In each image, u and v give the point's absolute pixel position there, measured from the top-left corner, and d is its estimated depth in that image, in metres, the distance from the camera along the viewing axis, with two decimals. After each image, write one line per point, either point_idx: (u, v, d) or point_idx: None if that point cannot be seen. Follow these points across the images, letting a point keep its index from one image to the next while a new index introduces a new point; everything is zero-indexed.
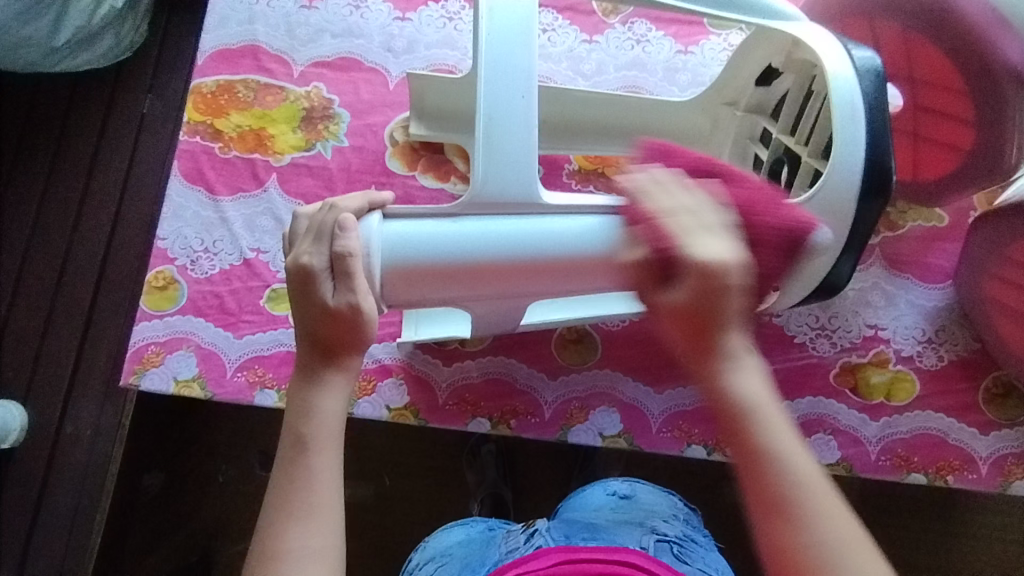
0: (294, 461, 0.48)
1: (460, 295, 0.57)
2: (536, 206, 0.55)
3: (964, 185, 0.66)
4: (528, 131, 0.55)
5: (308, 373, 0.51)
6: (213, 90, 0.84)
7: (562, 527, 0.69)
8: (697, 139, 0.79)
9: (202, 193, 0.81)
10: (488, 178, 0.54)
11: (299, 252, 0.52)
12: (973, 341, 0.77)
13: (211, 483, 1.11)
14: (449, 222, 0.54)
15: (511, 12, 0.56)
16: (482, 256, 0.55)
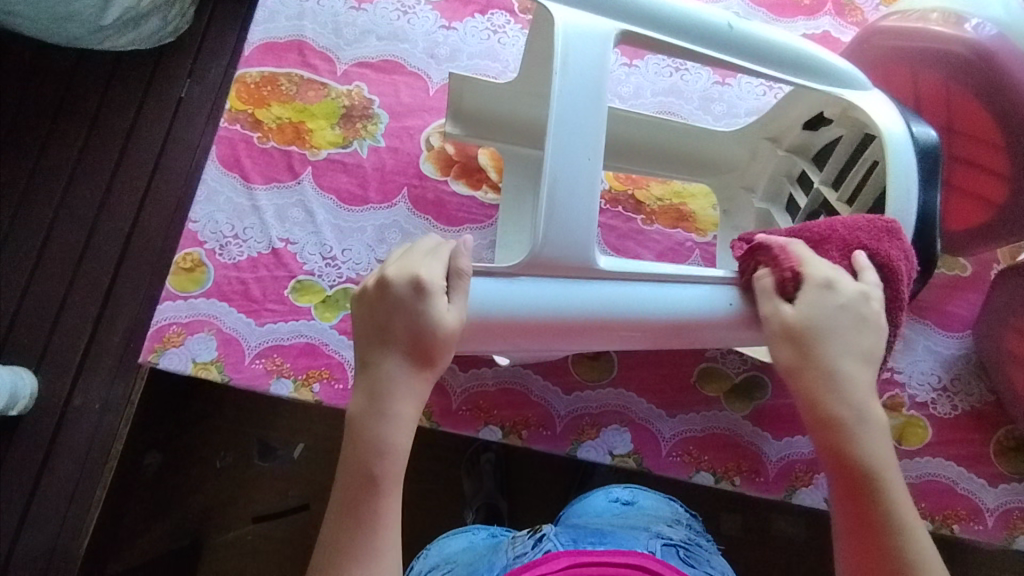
0: (363, 501, 0.51)
1: (522, 344, 0.60)
2: (590, 270, 0.58)
3: (994, 235, 0.67)
4: (589, 197, 0.56)
5: (380, 402, 0.53)
6: (257, 81, 0.85)
7: (569, 532, 0.72)
8: (734, 169, 0.81)
9: (237, 180, 0.82)
10: (548, 240, 0.56)
11: (415, 267, 0.54)
12: (988, 393, 0.77)
13: (209, 466, 1.11)
14: (507, 280, 0.58)
15: (585, 40, 0.58)
16: (539, 317, 0.58)
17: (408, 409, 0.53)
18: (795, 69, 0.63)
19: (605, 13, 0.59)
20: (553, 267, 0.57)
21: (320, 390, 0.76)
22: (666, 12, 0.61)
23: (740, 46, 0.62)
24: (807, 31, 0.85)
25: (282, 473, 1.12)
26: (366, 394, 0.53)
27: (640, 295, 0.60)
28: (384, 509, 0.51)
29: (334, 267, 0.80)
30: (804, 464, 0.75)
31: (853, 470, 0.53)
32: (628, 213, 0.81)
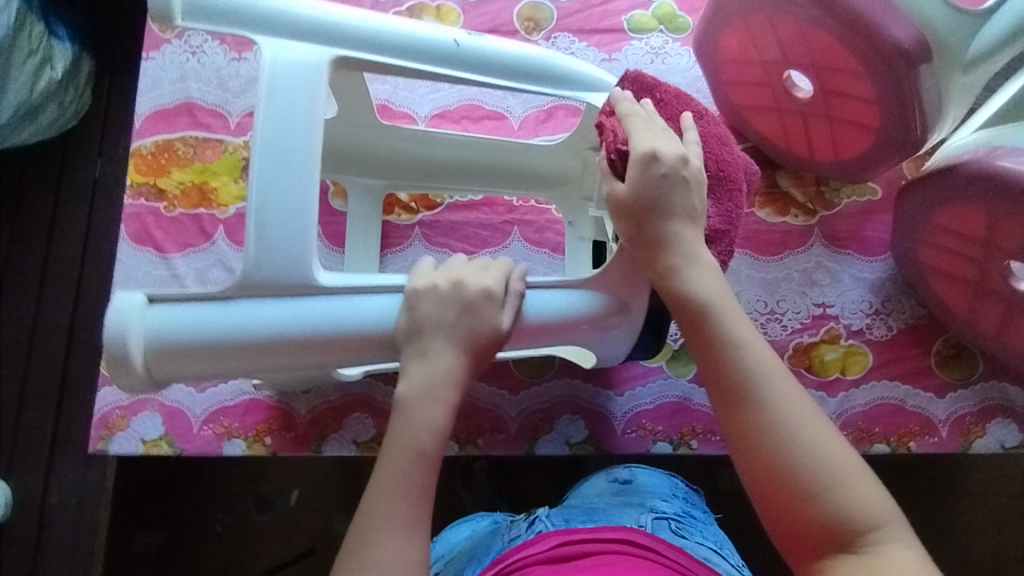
0: (394, 474, 0.51)
1: (220, 370, 0.56)
2: (307, 288, 0.55)
3: (881, 158, 0.67)
4: (304, 226, 0.55)
5: (425, 385, 0.54)
6: (153, 150, 0.85)
7: (563, 512, 0.69)
8: (570, 181, 0.79)
9: (151, 253, 0.82)
10: (259, 266, 0.54)
11: (479, 278, 0.57)
12: (919, 307, 0.79)
13: (209, 532, 1.06)
14: (218, 305, 0.54)
15: (296, 73, 0.56)
16: (245, 338, 0.54)
17: (455, 391, 0.55)
18: (534, 76, 0.63)
19: (311, 39, 0.57)
20: (266, 287, 0.54)
21: (273, 443, 0.76)
22: (420, 40, 0.60)
23: (472, 61, 0.61)
24: None
25: (282, 524, 1.07)
26: (419, 381, 0.54)
27: (368, 311, 0.56)
28: (418, 444, 0.52)
29: None
30: None
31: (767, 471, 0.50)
32: (541, 205, 0.84)
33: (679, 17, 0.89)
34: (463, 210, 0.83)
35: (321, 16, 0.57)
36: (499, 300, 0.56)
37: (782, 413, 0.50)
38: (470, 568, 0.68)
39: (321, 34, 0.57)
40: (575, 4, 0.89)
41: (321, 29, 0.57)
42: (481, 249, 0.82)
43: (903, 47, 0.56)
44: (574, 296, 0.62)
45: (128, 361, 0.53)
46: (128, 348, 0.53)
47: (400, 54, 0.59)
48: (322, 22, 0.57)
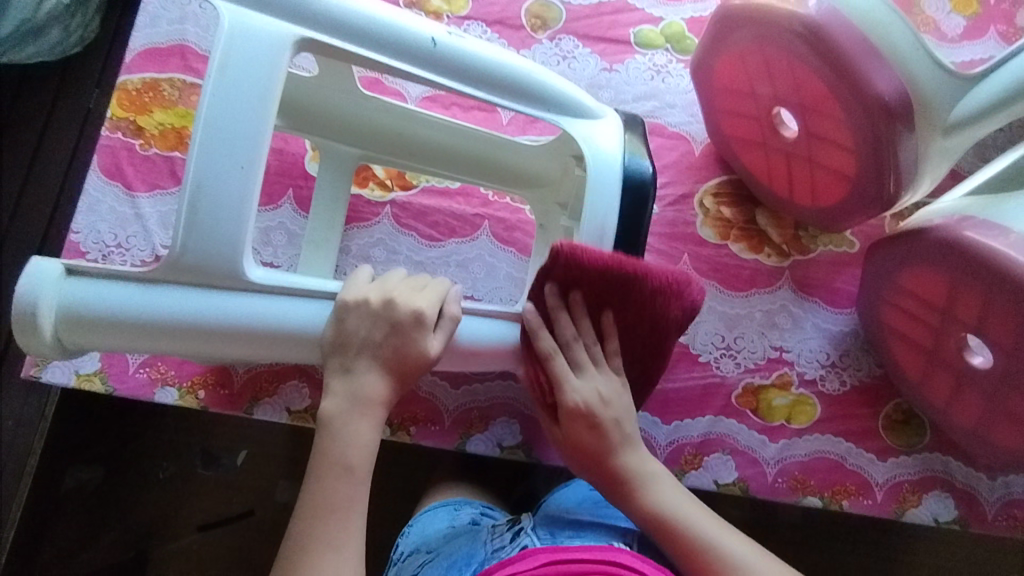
0: (329, 479, 0.55)
1: (132, 346, 0.58)
2: (235, 281, 0.56)
3: (856, 211, 0.66)
4: (241, 204, 0.54)
5: (353, 402, 0.58)
6: (138, 87, 0.84)
7: (546, 523, 0.67)
8: (547, 184, 0.78)
9: (119, 188, 0.81)
10: (188, 246, 0.54)
11: (412, 299, 0.60)
12: (876, 367, 0.78)
13: (151, 478, 1.05)
14: (139, 287, 0.55)
15: (255, 47, 0.55)
16: (163, 319, 0.56)
17: (378, 411, 0.58)
18: (509, 89, 0.63)
19: (279, 15, 0.56)
20: (193, 275, 0.55)
21: (206, 397, 0.75)
22: (398, 35, 0.59)
23: (448, 68, 0.61)
24: (695, 14, 0.89)
25: (224, 482, 1.06)
26: (343, 396, 0.58)
27: (297, 309, 0.58)
28: (344, 460, 0.56)
29: None
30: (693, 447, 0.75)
31: None
32: (516, 204, 0.83)
33: (687, 39, 0.88)
34: (437, 196, 0.82)
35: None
36: (429, 325, 0.59)
37: None
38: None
39: (290, 13, 0.56)
40: (585, 9, 0.88)
41: (294, 7, 0.56)
42: (448, 238, 0.81)
43: (885, 100, 0.55)
44: (505, 328, 0.65)
45: (35, 328, 0.54)
46: (37, 315, 0.54)
47: (381, 47, 0.59)
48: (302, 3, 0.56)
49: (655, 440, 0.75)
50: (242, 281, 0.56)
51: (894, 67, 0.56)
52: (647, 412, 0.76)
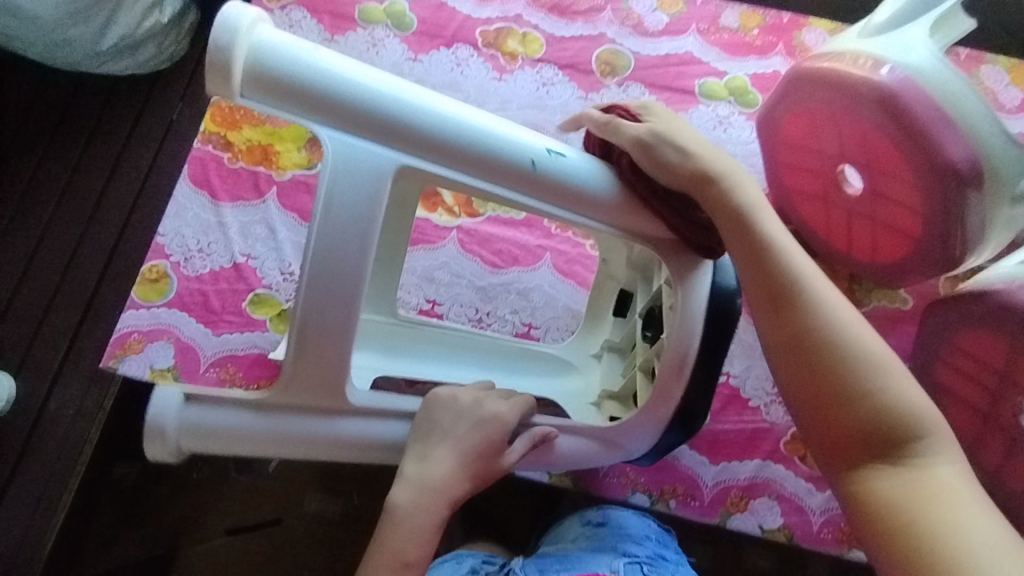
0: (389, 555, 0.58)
1: (240, 450, 0.62)
2: (340, 403, 0.61)
3: (916, 270, 0.67)
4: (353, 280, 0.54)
5: (423, 490, 0.61)
6: (231, 105, 0.90)
7: (537, 562, 0.68)
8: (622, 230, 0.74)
9: (205, 197, 0.86)
10: (299, 367, 0.57)
11: (497, 409, 0.65)
12: None
13: (186, 479, 1.08)
14: (253, 411, 0.60)
15: (373, 129, 0.54)
16: (276, 431, 0.60)
17: (442, 506, 0.61)
18: (584, 203, 0.59)
19: (376, 110, 0.53)
20: (308, 395, 0.59)
21: None
22: (490, 141, 0.56)
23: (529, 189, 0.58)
24: (758, 70, 0.93)
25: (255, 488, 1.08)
26: (412, 485, 0.61)
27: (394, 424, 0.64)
28: (402, 551, 0.58)
29: (292, 282, 0.84)
30: (740, 489, 0.76)
31: (790, 332, 0.54)
32: (578, 238, 0.86)
33: (750, 93, 0.91)
34: (502, 225, 0.86)
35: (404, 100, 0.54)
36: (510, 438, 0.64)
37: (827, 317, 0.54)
38: None
39: (389, 115, 0.54)
40: (654, 59, 0.93)
41: (395, 106, 0.54)
42: (511, 266, 0.84)
43: (956, 164, 0.58)
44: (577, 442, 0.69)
45: (163, 437, 0.59)
46: (163, 427, 0.59)
47: (471, 150, 0.55)
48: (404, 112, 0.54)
49: (702, 479, 0.77)
50: (344, 404, 0.61)
51: (967, 134, 0.58)
52: (695, 450, 0.78)
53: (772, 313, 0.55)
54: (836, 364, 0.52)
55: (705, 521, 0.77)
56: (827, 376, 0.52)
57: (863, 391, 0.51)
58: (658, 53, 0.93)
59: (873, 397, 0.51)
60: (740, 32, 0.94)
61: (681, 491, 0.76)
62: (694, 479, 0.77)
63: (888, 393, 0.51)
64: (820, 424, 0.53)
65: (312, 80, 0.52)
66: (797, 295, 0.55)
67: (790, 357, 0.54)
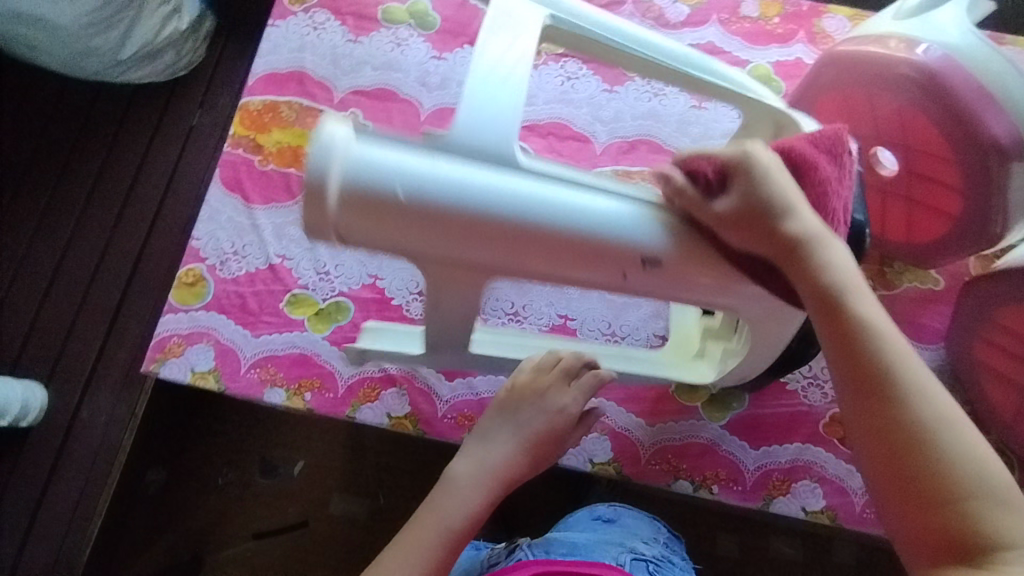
0: (437, 521, 0.60)
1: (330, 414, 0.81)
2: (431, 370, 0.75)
3: (954, 246, 0.69)
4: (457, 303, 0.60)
5: (483, 467, 0.65)
6: (259, 108, 0.91)
7: (544, 543, 0.68)
8: None
9: (238, 200, 0.87)
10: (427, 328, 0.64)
11: (565, 396, 0.69)
12: (963, 404, 0.78)
13: (209, 484, 1.08)
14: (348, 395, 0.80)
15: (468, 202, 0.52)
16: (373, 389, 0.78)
17: (495, 485, 0.64)
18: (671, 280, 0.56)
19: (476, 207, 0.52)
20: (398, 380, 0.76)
21: (311, 399, 0.79)
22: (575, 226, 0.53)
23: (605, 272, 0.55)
24: (781, 58, 0.93)
25: (282, 491, 1.08)
26: (473, 462, 0.65)
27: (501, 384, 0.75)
28: (448, 523, 0.60)
29: (327, 281, 0.84)
30: (781, 473, 0.77)
31: (880, 422, 0.46)
32: None
33: (773, 80, 0.92)
34: None
35: (500, 200, 0.52)
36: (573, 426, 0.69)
37: (920, 412, 0.45)
38: None
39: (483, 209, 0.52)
40: None
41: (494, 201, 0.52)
42: None
43: (999, 141, 0.61)
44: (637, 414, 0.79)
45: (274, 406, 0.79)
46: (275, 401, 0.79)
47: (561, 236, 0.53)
48: (502, 213, 0.52)
49: (743, 464, 0.77)
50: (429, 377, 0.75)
51: (1010, 111, 0.61)
52: (735, 435, 0.78)
53: (854, 394, 0.47)
54: (936, 467, 0.44)
55: (747, 506, 0.77)
56: (913, 468, 0.44)
57: (964, 488, 0.43)
58: (681, 44, 0.93)
59: (971, 510, 0.43)
60: (761, 20, 0.95)
61: (724, 476, 0.77)
62: (735, 464, 0.77)
63: (980, 506, 0.43)
64: (901, 513, 0.45)
65: (410, 196, 0.51)
66: (886, 380, 0.46)
67: (864, 445, 0.47)
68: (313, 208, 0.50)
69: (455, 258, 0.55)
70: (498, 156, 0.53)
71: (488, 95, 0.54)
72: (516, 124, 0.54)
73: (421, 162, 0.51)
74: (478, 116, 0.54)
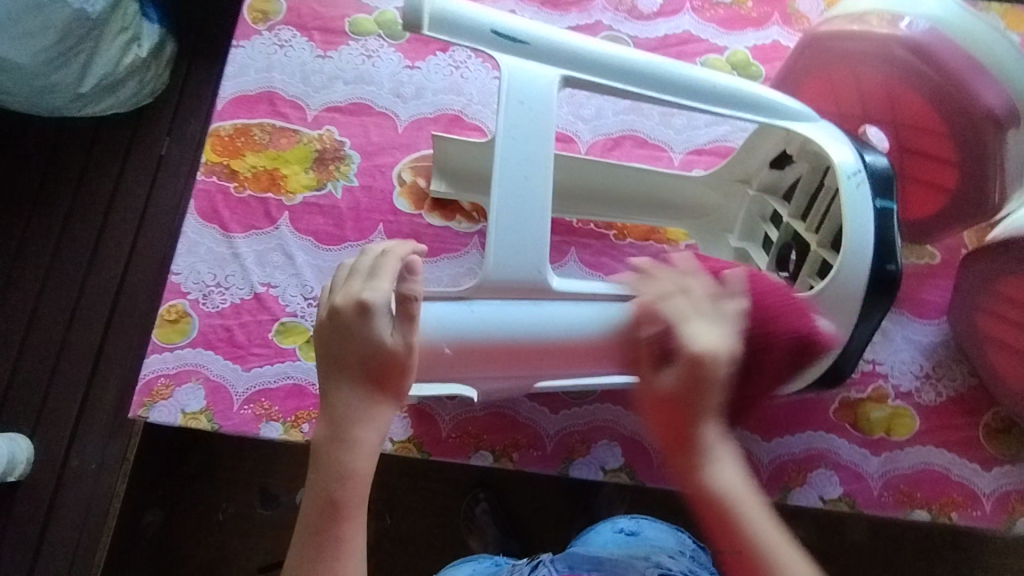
0: (324, 529, 0.51)
1: None
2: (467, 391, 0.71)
3: (951, 221, 0.68)
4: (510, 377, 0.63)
5: (340, 429, 0.54)
6: (230, 133, 0.88)
7: (567, 559, 0.63)
8: (711, 212, 0.81)
9: (216, 230, 0.84)
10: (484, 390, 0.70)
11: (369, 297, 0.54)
12: (971, 377, 0.78)
13: (211, 521, 1.05)
14: None
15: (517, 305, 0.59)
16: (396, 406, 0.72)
17: (371, 423, 0.55)
18: None
19: (526, 325, 0.58)
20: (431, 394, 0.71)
21: (310, 430, 0.77)
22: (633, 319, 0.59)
23: None
24: (757, 42, 0.92)
25: (285, 522, 1.05)
26: (326, 423, 0.54)
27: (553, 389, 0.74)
28: (332, 492, 0.52)
29: (316, 306, 0.81)
30: (796, 463, 0.76)
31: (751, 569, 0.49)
32: (600, 231, 0.83)
33: (752, 66, 0.91)
34: None
35: (550, 320, 0.59)
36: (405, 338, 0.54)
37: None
38: None
39: (531, 321, 0.59)
40: (653, 42, 0.92)
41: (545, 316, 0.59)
42: None
43: (992, 109, 0.61)
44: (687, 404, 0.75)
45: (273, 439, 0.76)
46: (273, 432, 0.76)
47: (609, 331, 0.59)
48: (554, 335, 0.59)
49: (758, 458, 0.76)
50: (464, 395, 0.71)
51: (1001, 81, 0.61)
52: (747, 429, 0.77)
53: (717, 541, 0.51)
54: None
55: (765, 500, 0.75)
56: None
57: None
58: (657, 35, 0.92)
59: None
60: (735, 6, 0.94)
61: None
62: (750, 458, 0.76)
63: None
64: None
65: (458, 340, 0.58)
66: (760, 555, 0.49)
67: None
68: (328, 315, 0.54)
69: (521, 373, 0.61)
70: (534, 285, 0.58)
71: (516, 206, 0.58)
72: (543, 220, 0.58)
73: (458, 311, 0.58)
74: (507, 241, 0.57)
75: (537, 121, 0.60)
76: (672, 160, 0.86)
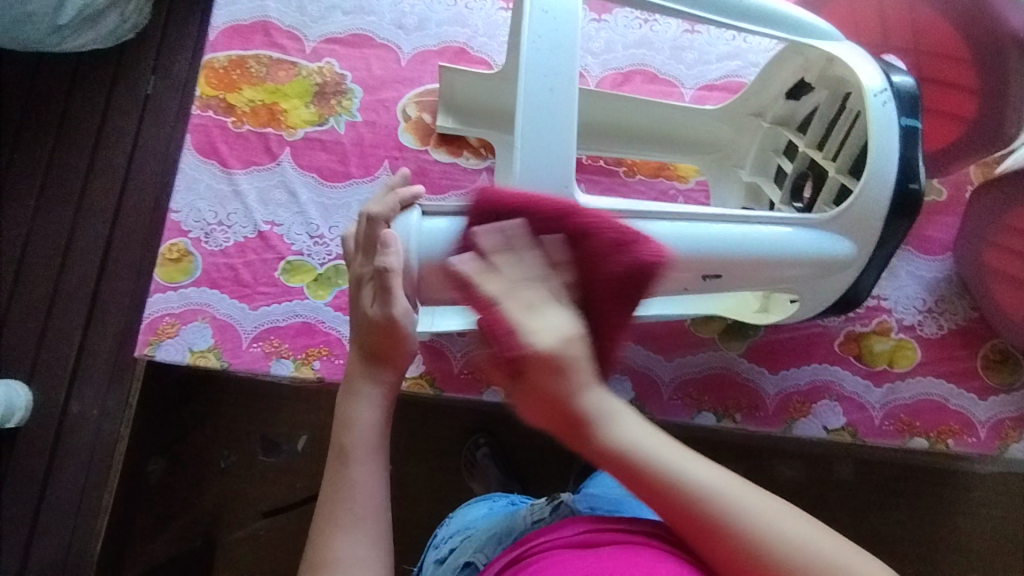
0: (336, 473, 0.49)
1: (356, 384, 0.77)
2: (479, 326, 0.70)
3: (967, 149, 0.70)
4: None
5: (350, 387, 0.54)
6: (225, 65, 0.84)
7: (585, 500, 0.65)
8: (723, 147, 0.80)
9: (215, 166, 0.81)
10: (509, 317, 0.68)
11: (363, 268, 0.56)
12: (972, 310, 0.80)
13: (214, 466, 1.05)
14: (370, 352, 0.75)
15: None
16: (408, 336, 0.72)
17: (376, 373, 0.54)
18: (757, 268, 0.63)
19: None
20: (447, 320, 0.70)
21: (321, 367, 0.76)
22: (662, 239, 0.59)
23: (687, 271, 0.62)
24: None
25: (289, 467, 1.05)
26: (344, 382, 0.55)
27: None
28: (343, 431, 0.51)
29: (322, 245, 0.80)
30: (801, 395, 0.77)
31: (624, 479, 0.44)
32: (610, 167, 0.82)
33: None
34: None
35: None
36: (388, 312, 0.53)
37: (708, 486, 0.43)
38: (488, 545, 0.61)
39: None
40: None
41: None
42: None
43: (1018, 32, 0.64)
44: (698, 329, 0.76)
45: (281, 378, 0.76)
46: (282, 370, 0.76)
47: None
48: None
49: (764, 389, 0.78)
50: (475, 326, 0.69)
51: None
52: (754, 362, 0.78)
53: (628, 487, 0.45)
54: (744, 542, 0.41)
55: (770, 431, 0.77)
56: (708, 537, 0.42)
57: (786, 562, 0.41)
58: None
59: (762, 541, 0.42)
60: None
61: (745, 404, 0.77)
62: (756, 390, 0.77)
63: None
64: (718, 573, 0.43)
65: None
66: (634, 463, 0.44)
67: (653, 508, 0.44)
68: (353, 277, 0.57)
69: None
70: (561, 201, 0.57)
71: (541, 121, 0.57)
72: (571, 137, 0.57)
73: None
74: (536, 156, 0.56)
75: (563, 36, 0.59)
76: (683, 96, 0.85)
